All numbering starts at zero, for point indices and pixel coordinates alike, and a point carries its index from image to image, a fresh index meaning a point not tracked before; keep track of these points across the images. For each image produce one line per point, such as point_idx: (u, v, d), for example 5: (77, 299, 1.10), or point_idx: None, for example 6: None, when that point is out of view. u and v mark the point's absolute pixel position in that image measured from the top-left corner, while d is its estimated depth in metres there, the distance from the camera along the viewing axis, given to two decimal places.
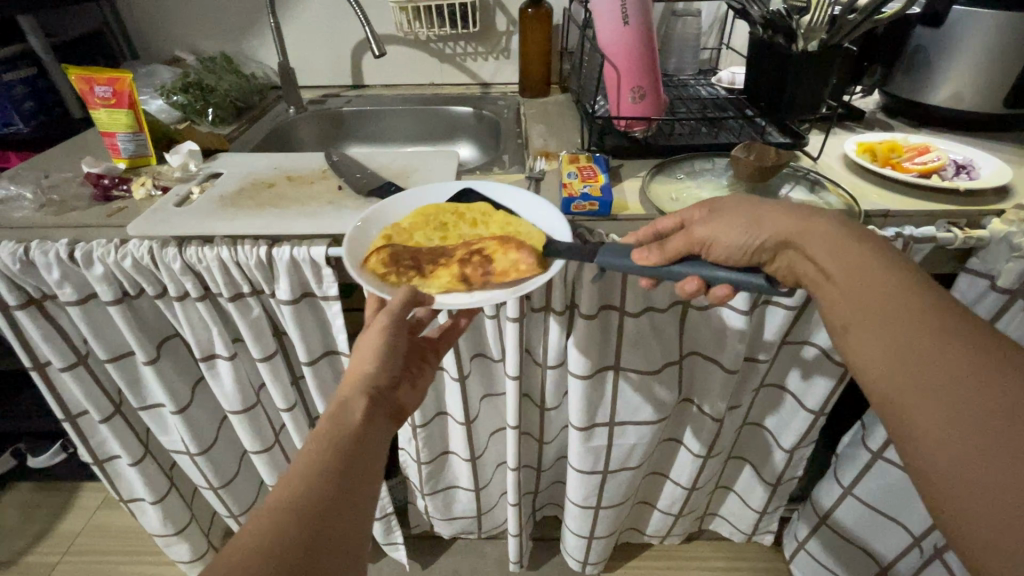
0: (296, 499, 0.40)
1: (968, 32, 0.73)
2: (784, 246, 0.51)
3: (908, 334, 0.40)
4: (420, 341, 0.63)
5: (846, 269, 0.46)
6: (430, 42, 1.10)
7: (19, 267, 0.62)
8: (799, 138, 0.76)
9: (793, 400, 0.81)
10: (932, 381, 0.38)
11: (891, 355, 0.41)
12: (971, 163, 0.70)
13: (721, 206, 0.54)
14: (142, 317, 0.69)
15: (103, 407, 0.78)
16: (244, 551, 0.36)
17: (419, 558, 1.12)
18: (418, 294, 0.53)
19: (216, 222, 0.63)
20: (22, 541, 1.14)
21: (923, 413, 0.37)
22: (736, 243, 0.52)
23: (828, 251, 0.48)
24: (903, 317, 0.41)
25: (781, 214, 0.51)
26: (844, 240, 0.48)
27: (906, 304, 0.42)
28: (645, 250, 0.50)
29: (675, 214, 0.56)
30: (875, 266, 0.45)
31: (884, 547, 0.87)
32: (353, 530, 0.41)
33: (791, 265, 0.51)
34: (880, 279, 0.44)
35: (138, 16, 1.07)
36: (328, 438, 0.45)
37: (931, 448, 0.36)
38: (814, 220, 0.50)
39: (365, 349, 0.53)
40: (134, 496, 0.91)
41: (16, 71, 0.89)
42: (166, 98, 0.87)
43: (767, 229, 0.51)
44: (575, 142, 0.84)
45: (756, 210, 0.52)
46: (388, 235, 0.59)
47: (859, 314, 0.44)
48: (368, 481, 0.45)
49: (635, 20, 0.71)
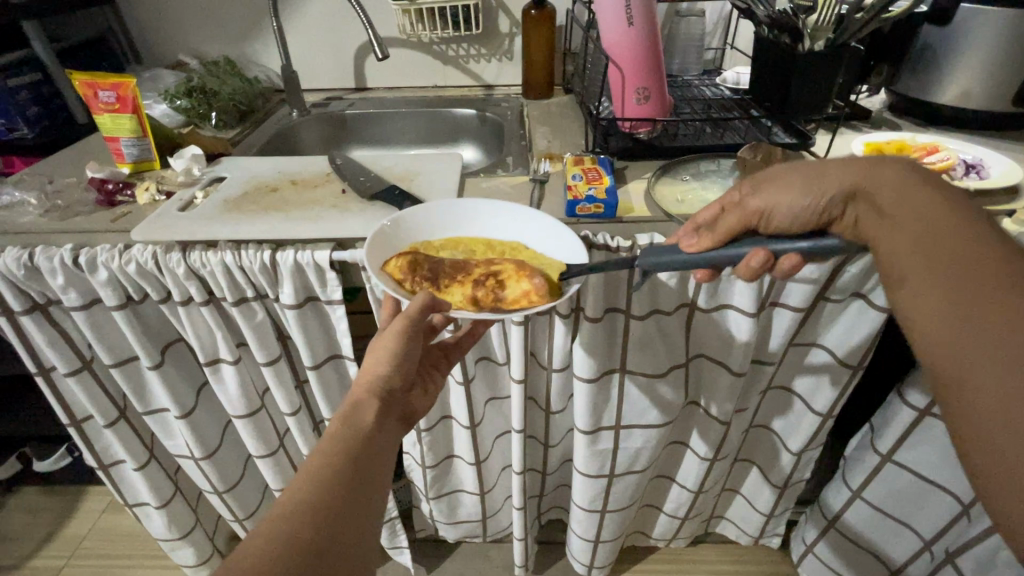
0: (310, 502, 0.40)
1: (976, 30, 0.72)
2: (851, 199, 0.49)
3: (969, 275, 0.42)
4: (432, 348, 0.63)
5: (912, 214, 0.47)
6: (433, 44, 1.10)
7: (24, 273, 0.62)
8: (805, 138, 0.75)
9: (801, 402, 0.80)
10: (970, 315, 0.41)
11: (935, 291, 0.44)
12: (981, 163, 0.69)
13: (767, 174, 0.52)
14: (147, 322, 0.69)
15: (108, 411, 0.78)
16: (259, 554, 0.36)
17: (424, 562, 1.11)
18: (435, 300, 0.50)
19: (219, 227, 0.63)
20: (27, 546, 1.14)
21: (959, 343, 0.41)
22: (793, 209, 0.51)
23: (895, 196, 0.48)
24: (953, 260, 0.44)
25: (843, 168, 0.50)
26: (913, 186, 0.48)
27: (962, 246, 0.44)
28: (692, 241, 0.50)
29: (714, 201, 0.54)
30: (938, 211, 0.46)
31: (895, 551, 0.86)
32: (364, 531, 0.42)
33: (858, 219, 0.50)
34: (939, 222, 0.45)
35: (142, 21, 1.07)
36: (342, 440, 0.45)
37: (960, 372, 0.40)
38: (881, 171, 0.49)
39: (379, 351, 0.51)
40: (139, 501, 0.91)
41: (22, 76, 0.90)
42: (170, 102, 0.87)
43: (833, 183, 0.49)
44: (579, 143, 0.84)
45: (814, 170, 0.51)
46: (416, 246, 0.59)
47: (912, 257, 0.46)
48: (378, 481, 0.45)
49: (640, 21, 0.71)
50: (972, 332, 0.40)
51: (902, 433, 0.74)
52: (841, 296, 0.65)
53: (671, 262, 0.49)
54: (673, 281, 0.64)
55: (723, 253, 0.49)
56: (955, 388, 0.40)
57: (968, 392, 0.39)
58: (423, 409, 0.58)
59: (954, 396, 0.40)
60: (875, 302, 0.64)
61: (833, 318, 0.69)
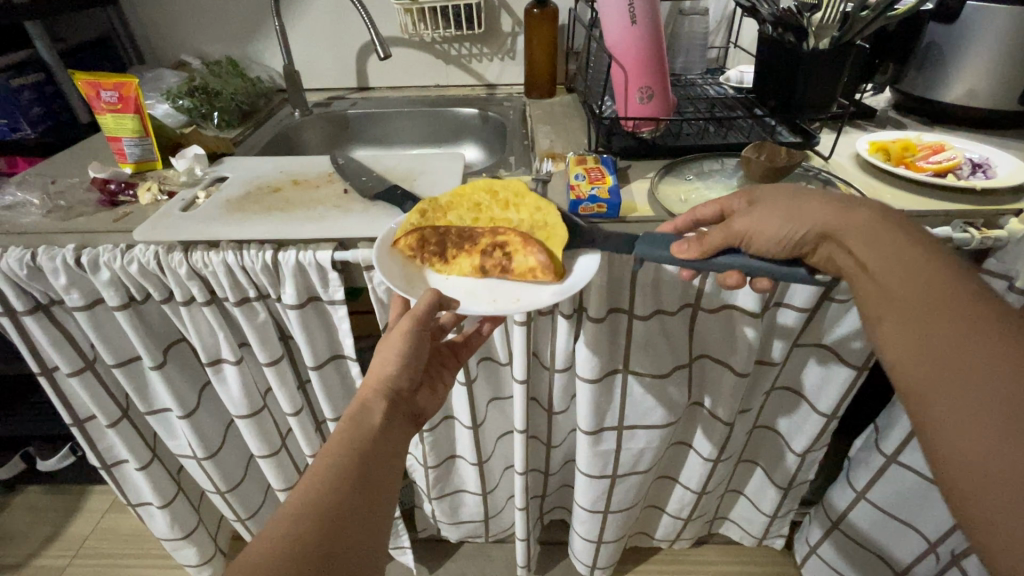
0: (316, 502, 0.40)
1: (983, 28, 0.72)
2: (822, 238, 0.50)
3: (943, 311, 0.41)
4: (443, 347, 0.63)
5: (884, 258, 0.46)
6: (435, 43, 1.09)
7: (27, 273, 0.62)
8: (808, 136, 0.75)
9: (805, 403, 0.80)
10: (954, 369, 0.38)
11: (913, 339, 0.42)
12: (987, 162, 0.68)
13: (762, 197, 0.53)
14: (150, 323, 0.69)
15: (111, 411, 0.78)
16: (266, 555, 0.36)
17: (426, 562, 1.11)
18: (444, 298, 0.51)
19: (220, 227, 0.63)
20: (31, 545, 1.14)
21: (946, 394, 0.38)
22: (773, 234, 0.51)
23: (865, 241, 0.47)
24: (929, 309, 0.42)
25: (822, 206, 0.50)
26: (885, 230, 0.47)
27: (939, 295, 0.42)
28: (683, 243, 0.50)
29: (717, 201, 0.55)
30: (912, 254, 0.45)
31: (899, 553, 0.86)
32: (371, 535, 0.41)
33: (831, 257, 0.50)
34: (911, 268, 0.44)
35: (143, 20, 1.07)
36: (349, 441, 0.45)
37: (947, 432, 0.37)
38: (855, 213, 0.49)
39: (386, 351, 0.52)
40: (143, 501, 0.91)
41: (26, 77, 0.90)
42: (172, 103, 0.89)
43: (810, 220, 0.50)
44: (582, 143, 0.84)
45: (795, 201, 0.51)
46: (424, 209, 0.61)
47: (894, 298, 0.44)
48: (386, 483, 0.45)
49: (643, 19, 0.71)
50: (956, 387, 0.38)
51: (907, 435, 0.74)
52: (846, 297, 0.65)
53: (656, 255, 0.51)
54: (676, 281, 0.64)
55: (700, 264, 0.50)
56: (941, 447, 0.37)
57: (962, 450, 0.36)
58: (433, 408, 0.57)
59: (944, 452, 0.37)
60: None
61: (838, 319, 0.68)
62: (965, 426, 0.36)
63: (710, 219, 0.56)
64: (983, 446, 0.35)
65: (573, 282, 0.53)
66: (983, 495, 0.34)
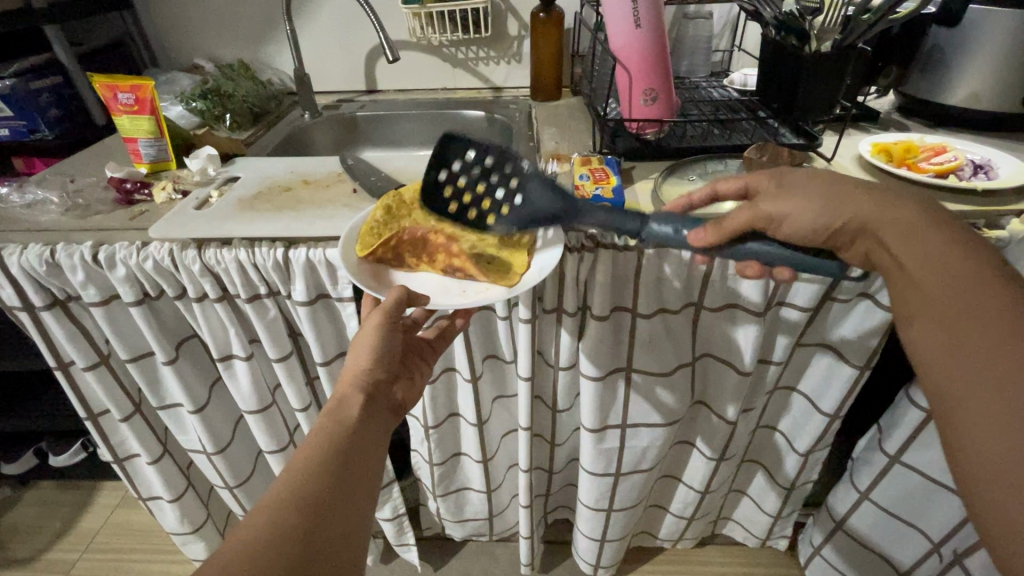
0: (297, 491, 0.41)
1: (984, 33, 0.72)
2: (855, 231, 0.49)
3: (977, 315, 0.41)
4: (418, 340, 0.64)
5: (922, 258, 0.45)
6: (443, 47, 1.11)
7: (46, 269, 0.64)
8: (813, 139, 0.76)
9: (808, 404, 0.80)
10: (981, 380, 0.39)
11: (949, 349, 0.42)
12: (989, 163, 0.69)
13: (793, 180, 0.52)
14: (162, 318, 0.71)
15: (124, 406, 0.79)
16: (248, 539, 0.37)
17: (431, 560, 1.12)
18: (411, 295, 0.55)
19: (234, 225, 0.64)
20: (43, 539, 1.16)
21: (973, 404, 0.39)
22: (807, 223, 0.50)
23: (901, 238, 0.46)
24: (967, 317, 0.41)
25: (865, 198, 0.48)
26: (923, 228, 0.46)
27: (974, 306, 0.41)
28: (700, 230, 0.49)
29: (744, 176, 0.55)
30: (950, 258, 0.44)
31: (903, 553, 0.86)
32: (355, 520, 0.43)
33: (867, 252, 0.49)
34: (950, 266, 0.43)
35: (157, 25, 1.10)
36: (329, 432, 0.47)
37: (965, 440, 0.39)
38: (893, 209, 0.47)
39: (362, 345, 0.53)
40: (153, 495, 0.93)
41: (45, 79, 0.91)
42: (186, 104, 0.90)
43: (846, 210, 0.48)
44: (587, 144, 0.85)
45: (829, 192, 0.49)
46: (387, 207, 0.62)
47: (925, 302, 0.44)
48: (367, 471, 0.46)
49: (648, 23, 0.72)
50: (982, 399, 0.38)
51: (909, 436, 0.74)
52: (848, 296, 0.65)
53: (666, 236, 0.50)
54: (679, 281, 0.65)
55: (722, 249, 0.50)
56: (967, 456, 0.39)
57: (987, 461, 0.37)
58: (411, 399, 0.59)
59: (966, 459, 0.39)
60: (882, 301, 0.64)
61: (839, 319, 0.69)
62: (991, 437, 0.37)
63: (731, 194, 0.56)
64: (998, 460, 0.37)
65: (537, 271, 0.56)
66: (999, 504, 0.36)
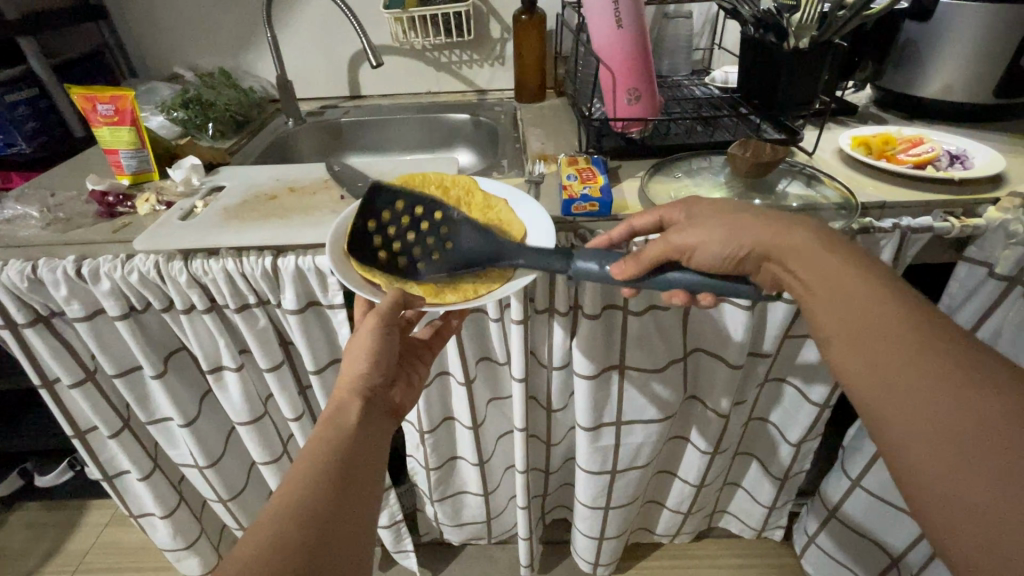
0: (296, 506, 0.41)
1: (953, 27, 0.74)
2: (761, 258, 0.50)
3: (884, 329, 0.40)
4: (413, 341, 0.64)
5: (820, 277, 0.45)
6: (426, 51, 1.11)
7: (28, 285, 0.63)
8: (793, 133, 0.77)
9: (798, 394, 0.81)
10: (907, 394, 0.37)
11: (865, 365, 0.40)
12: (965, 153, 0.70)
13: (700, 210, 0.53)
14: (149, 331, 0.70)
15: (112, 422, 0.78)
16: (246, 559, 0.37)
17: (430, 565, 1.12)
18: (408, 297, 0.53)
19: (220, 235, 0.64)
20: (30, 561, 1.14)
21: (903, 420, 0.37)
22: (714, 253, 0.51)
23: (801, 262, 0.46)
24: (881, 330, 0.40)
25: (758, 223, 0.49)
26: (814, 248, 0.46)
27: (884, 322, 0.40)
28: (620, 264, 0.50)
29: (659, 209, 0.56)
30: (852, 276, 0.43)
31: (894, 539, 0.87)
32: (355, 533, 0.42)
33: (774, 277, 0.50)
34: (849, 284, 0.43)
35: (133, 35, 1.09)
36: (327, 441, 0.46)
37: (906, 457, 0.37)
38: (786, 232, 0.48)
39: (358, 350, 0.52)
40: (144, 512, 0.91)
41: (20, 92, 0.90)
42: (166, 114, 0.87)
43: (745, 240, 0.49)
44: (573, 144, 0.85)
45: (731, 221, 0.50)
46: None
47: (832, 320, 0.43)
48: (366, 480, 0.46)
49: (629, 23, 0.72)
50: (912, 414, 0.37)
51: None
52: None
53: (591, 273, 0.51)
54: None
55: (643, 280, 0.50)
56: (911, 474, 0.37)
57: (931, 476, 0.35)
58: (410, 402, 0.59)
59: (914, 478, 0.36)
60: None
61: None
62: (930, 452, 0.36)
63: (648, 227, 0.58)
64: (948, 474, 0.35)
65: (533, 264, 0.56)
66: (949, 518, 0.35)
